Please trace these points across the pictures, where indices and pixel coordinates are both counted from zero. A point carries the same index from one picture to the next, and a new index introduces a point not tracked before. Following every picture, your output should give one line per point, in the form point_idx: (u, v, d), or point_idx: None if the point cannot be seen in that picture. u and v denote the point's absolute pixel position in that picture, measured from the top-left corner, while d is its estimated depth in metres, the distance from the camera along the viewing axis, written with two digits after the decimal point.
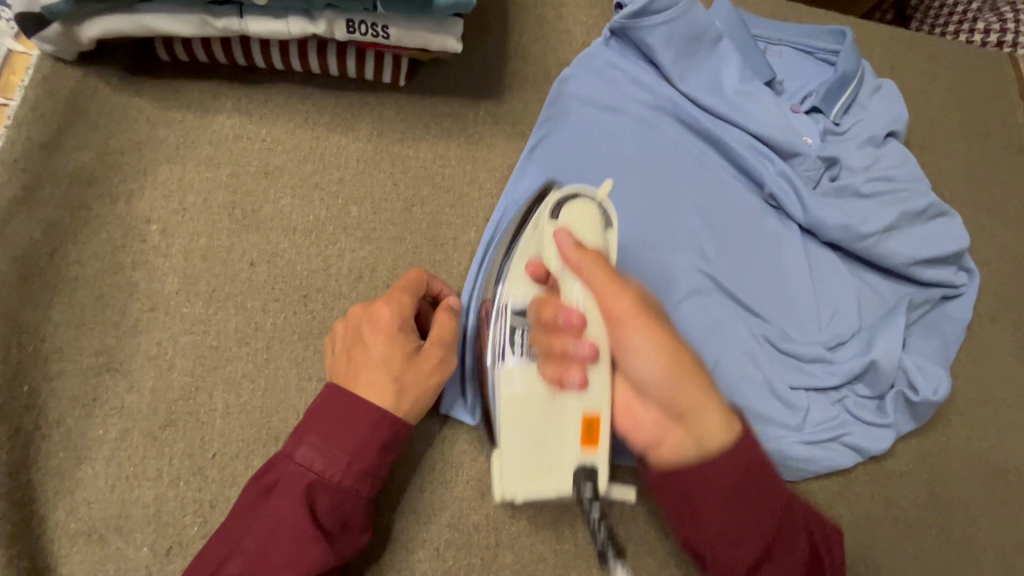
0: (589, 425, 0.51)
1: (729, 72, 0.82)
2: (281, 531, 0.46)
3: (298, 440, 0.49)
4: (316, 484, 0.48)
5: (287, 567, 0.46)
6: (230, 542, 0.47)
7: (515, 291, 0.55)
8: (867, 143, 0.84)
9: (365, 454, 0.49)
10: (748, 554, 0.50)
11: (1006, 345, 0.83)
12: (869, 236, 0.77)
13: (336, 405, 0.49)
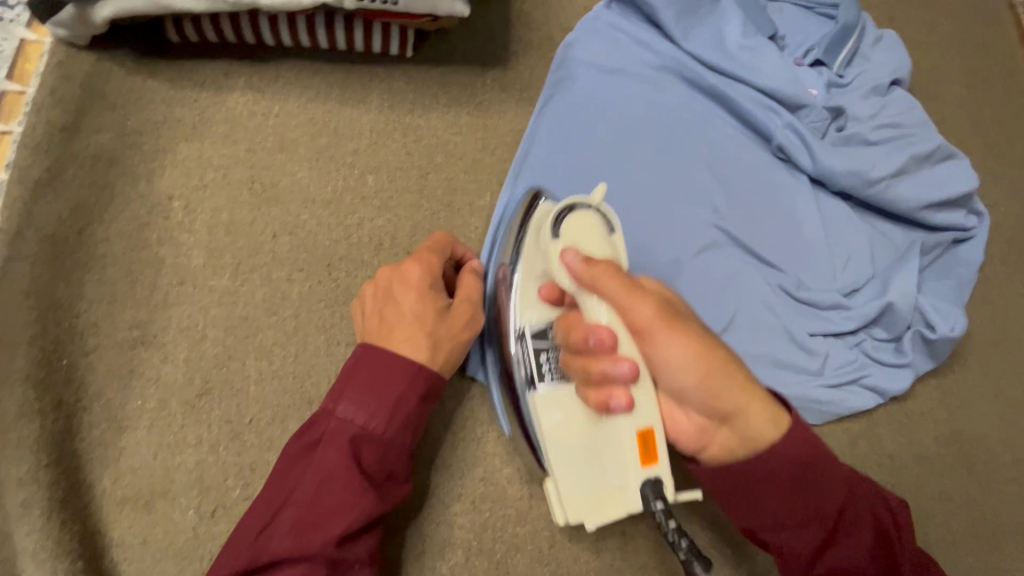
0: (645, 440, 0.50)
1: (732, 28, 0.82)
2: (331, 482, 0.47)
3: (339, 396, 0.50)
4: (361, 436, 0.49)
5: (339, 515, 0.47)
6: (281, 494, 0.48)
7: (530, 313, 0.55)
8: (871, 93, 0.84)
9: (407, 406, 0.50)
10: (812, 537, 0.49)
11: (1020, 285, 0.84)
12: (878, 182, 0.77)
13: (371, 362, 0.50)
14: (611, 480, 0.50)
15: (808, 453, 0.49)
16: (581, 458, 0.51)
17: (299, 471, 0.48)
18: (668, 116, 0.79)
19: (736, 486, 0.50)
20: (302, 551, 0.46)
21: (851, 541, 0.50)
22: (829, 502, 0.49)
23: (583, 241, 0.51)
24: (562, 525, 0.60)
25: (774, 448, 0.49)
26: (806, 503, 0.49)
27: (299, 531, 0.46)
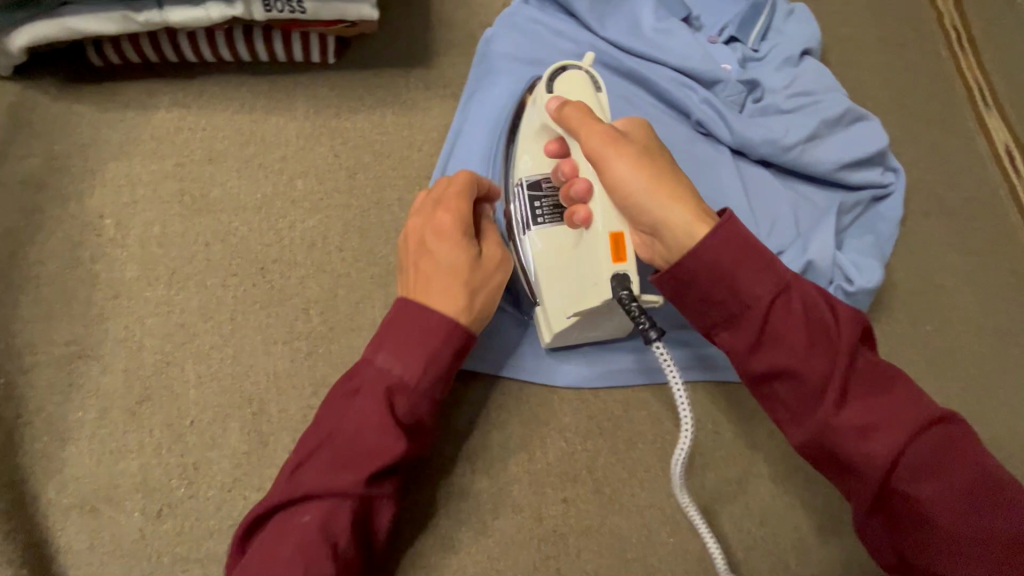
0: (616, 243, 0.53)
1: (646, 11, 0.85)
2: (365, 430, 0.49)
3: (381, 348, 0.51)
4: (398, 387, 0.51)
5: (371, 460, 0.49)
6: (317, 438, 0.50)
7: (526, 167, 0.66)
8: (785, 64, 0.88)
9: (443, 360, 0.52)
10: (779, 350, 0.47)
11: (942, 236, 0.88)
12: (793, 147, 0.81)
13: (408, 315, 0.52)
14: (584, 283, 0.56)
15: (735, 256, 0.47)
16: (563, 270, 0.60)
17: (334, 419, 0.50)
18: None
19: (679, 286, 0.49)
20: (333, 490, 0.48)
21: (795, 350, 0.46)
22: (757, 295, 0.47)
23: (569, 89, 0.59)
24: (504, 497, 0.63)
25: (709, 251, 0.47)
26: (758, 318, 0.47)
27: (330, 474, 0.49)
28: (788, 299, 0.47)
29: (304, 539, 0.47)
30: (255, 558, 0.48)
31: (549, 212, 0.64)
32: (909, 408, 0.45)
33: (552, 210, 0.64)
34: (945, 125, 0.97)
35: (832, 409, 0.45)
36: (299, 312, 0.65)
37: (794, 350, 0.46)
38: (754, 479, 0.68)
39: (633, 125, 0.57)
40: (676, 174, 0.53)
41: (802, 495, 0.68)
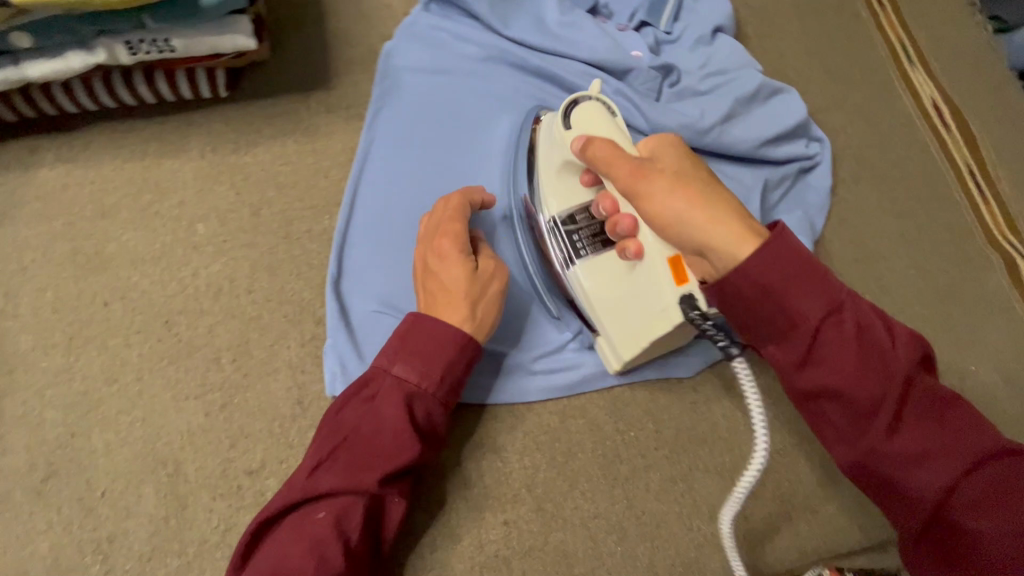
0: (675, 264, 0.56)
1: (550, 5, 0.83)
2: (384, 433, 0.55)
3: (395, 359, 0.57)
4: (413, 396, 0.57)
5: (388, 460, 0.55)
6: (335, 439, 0.55)
7: (552, 197, 0.66)
8: (698, 44, 0.86)
9: (450, 371, 0.58)
10: (837, 375, 0.47)
11: (873, 202, 0.88)
12: (711, 130, 0.79)
13: (423, 327, 0.58)
14: (648, 312, 0.60)
15: (785, 269, 0.47)
16: (617, 301, 0.63)
17: (352, 423, 0.56)
18: (501, 106, 0.81)
19: (738, 309, 0.49)
20: (352, 486, 0.54)
21: (850, 375, 0.46)
22: (802, 319, 0.47)
23: (589, 122, 0.61)
24: (442, 526, 0.62)
25: (781, 275, 0.47)
26: (818, 343, 0.47)
27: (350, 472, 0.54)
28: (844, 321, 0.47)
29: (321, 531, 0.52)
30: (272, 552, 0.52)
31: (589, 242, 0.65)
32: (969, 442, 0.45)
33: (592, 239, 0.65)
34: (870, 87, 0.96)
35: (883, 433, 0.46)
36: (210, 363, 0.63)
37: (848, 374, 0.46)
38: (697, 475, 0.67)
39: (665, 152, 0.57)
40: (718, 191, 0.53)
41: (748, 484, 0.68)
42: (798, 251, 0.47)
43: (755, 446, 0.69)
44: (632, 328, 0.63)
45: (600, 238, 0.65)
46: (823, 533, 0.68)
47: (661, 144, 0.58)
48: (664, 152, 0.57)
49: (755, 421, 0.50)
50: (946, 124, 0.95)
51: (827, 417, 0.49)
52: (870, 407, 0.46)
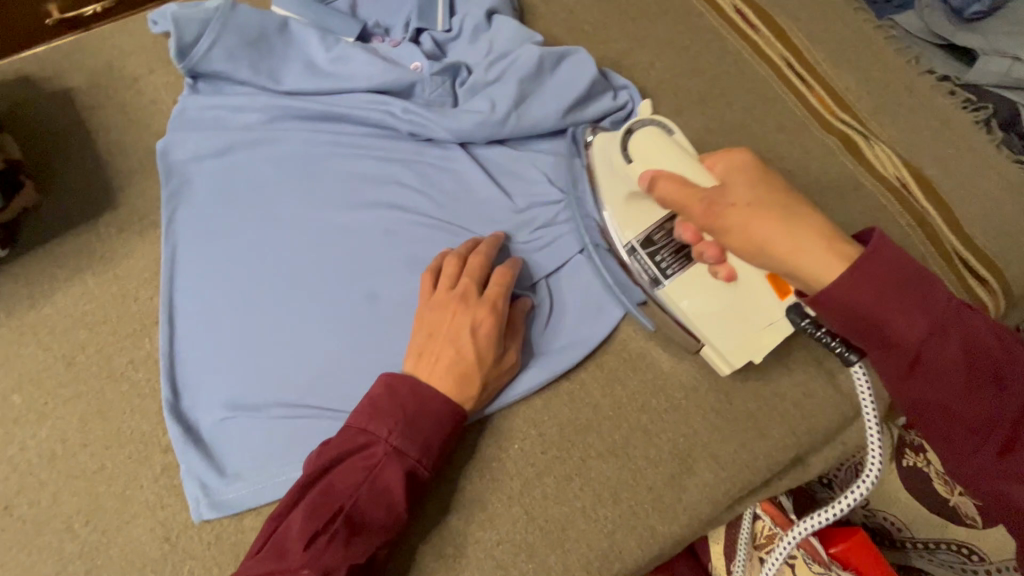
0: (775, 280, 0.62)
1: (314, 46, 0.80)
2: (384, 500, 0.59)
3: (395, 430, 0.60)
4: (412, 466, 0.60)
5: (383, 525, 0.58)
6: (332, 507, 0.58)
7: (626, 227, 0.71)
8: (477, 34, 0.85)
9: (446, 442, 0.62)
10: (945, 384, 0.52)
11: (700, 128, 0.87)
12: (507, 118, 0.77)
13: (426, 401, 0.62)
14: (758, 322, 0.66)
15: (894, 288, 0.52)
16: (715, 307, 0.67)
17: (348, 489, 0.58)
18: (301, 162, 0.78)
19: (858, 331, 0.53)
20: (346, 551, 0.56)
21: (948, 379, 0.52)
22: (915, 336, 0.51)
23: (649, 158, 0.67)
24: None
25: (889, 303, 0.51)
26: (928, 362, 0.52)
27: (351, 539, 0.57)
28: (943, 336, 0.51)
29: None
30: None
31: (673, 259, 0.69)
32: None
33: (674, 257, 0.69)
34: (666, 12, 0.94)
35: (994, 452, 0.53)
36: (63, 533, 0.60)
37: (949, 371, 0.52)
38: (591, 464, 0.67)
39: (736, 179, 0.61)
40: (797, 219, 0.57)
41: (642, 454, 0.68)
42: (900, 274, 0.52)
43: (640, 414, 0.70)
44: (736, 333, 0.67)
45: (683, 252, 0.69)
46: (731, 475, 0.68)
47: (731, 163, 0.63)
48: (733, 175, 0.62)
49: (870, 419, 0.62)
50: (752, 24, 0.94)
51: (939, 426, 0.54)
52: (969, 401, 0.52)
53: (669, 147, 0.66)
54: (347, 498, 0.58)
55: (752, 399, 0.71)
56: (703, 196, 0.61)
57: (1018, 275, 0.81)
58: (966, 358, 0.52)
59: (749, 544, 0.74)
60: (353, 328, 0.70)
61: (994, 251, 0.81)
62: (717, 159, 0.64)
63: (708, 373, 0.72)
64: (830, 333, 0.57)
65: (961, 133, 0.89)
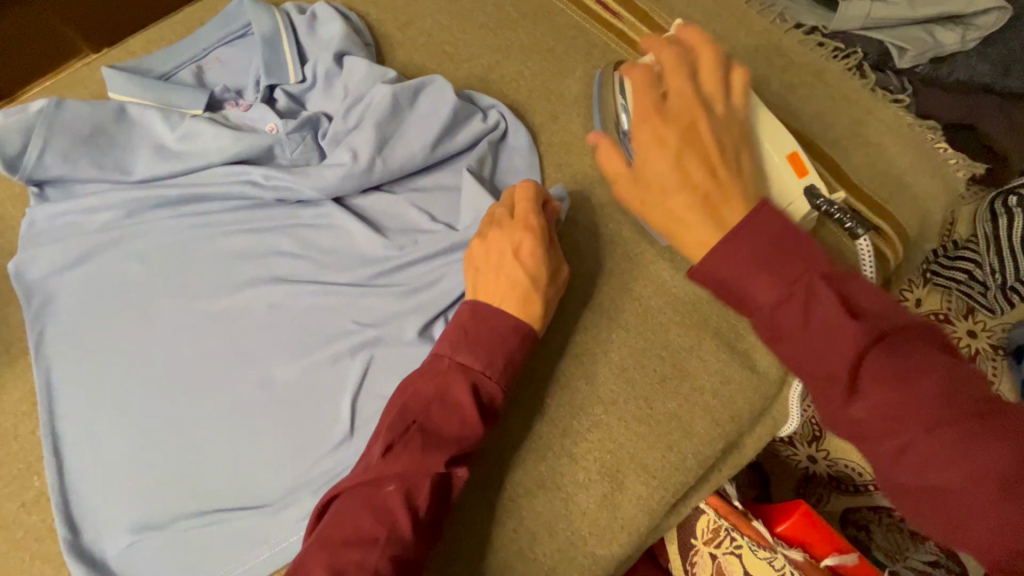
0: (794, 160, 0.65)
1: (159, 128, 0.77)
2: (456, 410, 0.59)
3: (459, 346, 0.61)
4: (477, 382, 0.60)
5: (455, 442, 0.58)
6: (403, 422, 0.59)
7: None
8: (330, 79, 0.81)
9: (510, 359, 0.62)
10: (807, 348, 0.43)
11: (581, 126, 0.84)
12: (373, 164, 0.75)
13: (484, 316, 0.63)
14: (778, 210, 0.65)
15: (759, 252, 0.46)
16: None
17: (420, 404, 0.59)
18: (167, 251, 0.74)
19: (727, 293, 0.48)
20: (420, 465, 0.56)
21: (806, 341, 0.43)
22: (774, 298, 0.45)
23: None
24: None
25: (745, 262, 0.46)
26: (787, 326, 0.44)
27: (422, 452, 0.57)
28: (784, 303, 0.44)
29: (392, 505, 0.54)
30: (326, 526, 0.55)
31: None
32: (926, 384, 0.40)
33: None
34: (526, 15, 0.91)
35: (868, 426, 0.42)
36: None
37: (791, 329, 0.44)
38: (521, 502, 0.66)
39: (647, 163, 0.55)
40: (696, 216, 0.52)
41: (571, 480, 0.67)
42: (744, 240, 0.47)
43: (564, 438, 0.68)
44: None
45: None
46: (661, 482, 0.67)
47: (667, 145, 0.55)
48: (645, 160, 0.56)
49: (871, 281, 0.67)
50: (614, 12, 0.92)
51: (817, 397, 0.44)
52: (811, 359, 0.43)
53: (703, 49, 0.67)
54: (419, 413, 0.59)
55: (671, 399, 0.70)
56: (627, 171, 0.56)
57: (909, 217, 0.81)
58: (822, 320, 0.43)
59: (697, 540, 0.73)
60: (245, 419, 0.67)
61: (883, 198, 0.81)
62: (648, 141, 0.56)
63: (624, 382, 0.71)
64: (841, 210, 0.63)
65: (835, 82, 0.88)
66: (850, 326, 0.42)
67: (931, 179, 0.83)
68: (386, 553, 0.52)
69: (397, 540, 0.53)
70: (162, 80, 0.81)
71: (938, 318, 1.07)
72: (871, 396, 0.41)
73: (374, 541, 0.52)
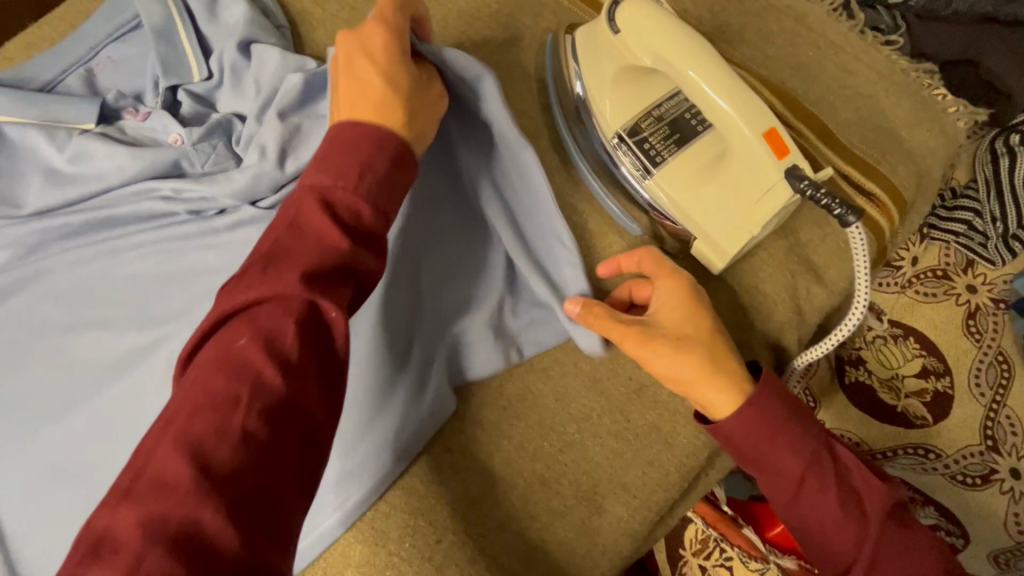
0: (774, 139, 0.56)
1: (46, 150, 0.67)
2: (311, 223, 0.45)
3: (306, 169, 0.49)
4: (327, 194, 0.47)
5: (316, 259, 0.44)
6: (253, 253, 0.45)
7: (610, 119, 0.64)
8: (239, 73, 0.70)
9: (375, 161, 0.49)
10: (840, 521, 0.54)
11: (534, 102, 0.74)
12: (297, 171, 0.66)
13: (332, 138, 0.50)
14: (755, 196, 0.58)
15: (788, 427, 0.55)
16: (706, 196, 0.60)
17: (270, 235, 0.46)
18: (71, 290, 0.66)
19: (756, 463, 0.56)
20: (273, 292, 0.42)
21: (835, 513, 0.54)
22: (803, 471, 0.55)
23: (639, 24, 0.59)
24: None
25: (782, 438, 0.55)
26: (817, 494, 0.55)
27: (268, 282, 0.43)
28: (821, 471, 0.55)
29: (249, 357, 0.40)
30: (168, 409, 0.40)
31: (662, 146, 0.62)
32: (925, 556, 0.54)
33: (665, 143, 0.62)
34: None
35: None
36: None
37: (820, 497, 0.55)
38: (493, 536, 0.61)
39: (669, 309, 0.57)
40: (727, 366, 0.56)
41: (545, 508, 0.61)
42: (788, 404, 0.56)
43: (536, 459, 0.62)
44: (731, 217, 0.59)
45: (673, 138, 0.62)
46: (643, 501, 0.62)
47: (670, 300, 0.58)
48: (663, 307, 0.58)
49: (861, 267, 0.61)
50: None
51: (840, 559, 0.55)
52: (838, 527, 0.54)
53: (664, 14, 0.58)
54: (270, 240, 0.45)
55: (650, 409, 0.64)
56: (648, 328, 0.57)
57: (905, 177, 0.73)
58: (841, 491, 0.55)
59: (686, 551, 0.71)
60: None
61: (875, 158, 0.73)
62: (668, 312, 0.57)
63: (599, 395, 0.64)
64: (829, 195, 0.53)
65: (819, 27, 0.77)
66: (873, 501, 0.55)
67: (929, 134, 0.74)
68: (247, 424, 0.38)
69: (266, 394, 0.39)
70: (45, 90, 0.70)
71: (936, 274, 0.98)
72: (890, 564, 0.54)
73: (221, 433, 0.37)
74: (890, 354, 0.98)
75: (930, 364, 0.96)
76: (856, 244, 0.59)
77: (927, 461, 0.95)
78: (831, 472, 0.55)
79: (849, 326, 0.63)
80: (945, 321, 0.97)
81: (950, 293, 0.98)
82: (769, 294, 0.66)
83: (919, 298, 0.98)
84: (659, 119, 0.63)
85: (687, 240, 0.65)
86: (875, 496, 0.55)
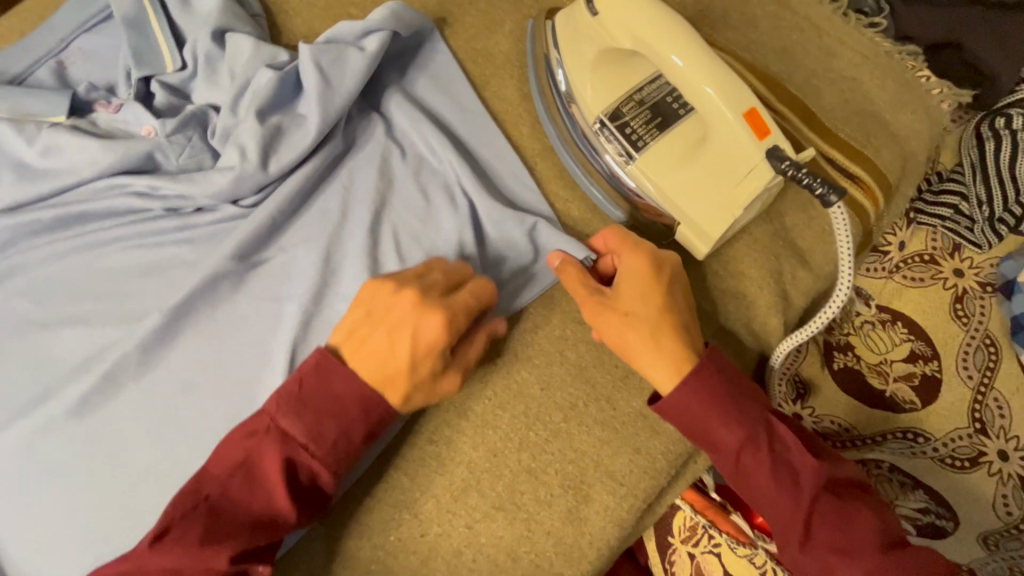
0: (754, 119, 0.55)
1: (14, 144, 0.65)
2: (269, 477, 0.53)
3: (285, 407, 0.54)
4: (292, 456, 0.53)
5: (255, 528, 0.52)
6: (197, 496, 0.52)
7: (591, 104, 0.64)
8: (213, 63, 0.69)
9: (348, 433, 0.55)
10: (771, 492, 0.54)
11: (516, 89, 0.73)
12: (275, 163, 0.65)
13: (329, 373, 0.55)
14: (736, 179, 0.57)
15: (722, 400, 0.55)
16: (688, 179, 0.59)
17: (223, 473, 0.53)
18: (45, 288, 0.64)
19: (692, 435, 0.57)
20: (195, 563, 0.49)
21: (766, 485, 0.55)
22: (736, 444, 0.55)
23: (616, 5, 0.58)
24: None
25: (715, 411, 0.55)
26: (747, 466, 0.55)
27: (195, 549, 0.50)
28: (755, 445, 0.55)
29: None
30: None
31: (644, 130, 0.62)
32: (863, 532, 0.53)
33: (646, 127, 0.62)
34: None
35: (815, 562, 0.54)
36: None
37: (752, 470, 0.55)
38: (479, 528, 0.60)
39: (629, 282, 0.57)
40: (670, 344, 0.56)
41: (531, 498, 0.61)
42: (725, 379, 0.56)
43: (520, 450, 0.62)
44: (714, 200, 0.59)
45: (655, 122, 0.62)
46: (630, 489, 0.61)
47: (629, 272, 0.58)
48: (623, 278, 0.58)
49: (844, 249, 0.60)
50: None
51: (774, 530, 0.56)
52: (770, 499, 0.55)
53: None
54: (216, 487, 0.52)
55: (635, 396, 0.63)
56: (604, 297, 0.57)
57: (890, 160, 0.72)
58: (775, 464, 0.54)
59: (674, 539, 0.69)
60: (158, 471, 0.60)
61: (861, 141, 0.72)
62: (625, 284, 0.57)
63: (585, 383, 0.63)
64: (809, 174, 0.53)
65: (802, 10, 0.77)
66: (810, 475, 0.54)
67: (913, 117, 0.74)
68: None
69: None
70: (16, 83, 0.69)
71: (924, 258, 0.98)
72: (823, 538, 0.53)
73: None
74: (879, 339, 0.98)
75: (918, 348, 0.96)
76: (840, 227, 0.58)
77: (916, 444, 0.94)
78: (764, 445, 0.55)
79: (834, 309, 0.63)
80: (933, 305, 0.97)
81: (937, 278, 0.97)
82: (754, 279, 0.66)
83: (907, 283, 0.98)
84: (641, 103, 0.62)
85: (669, 225, 0.64)
86: (812, 470, 0.54)
